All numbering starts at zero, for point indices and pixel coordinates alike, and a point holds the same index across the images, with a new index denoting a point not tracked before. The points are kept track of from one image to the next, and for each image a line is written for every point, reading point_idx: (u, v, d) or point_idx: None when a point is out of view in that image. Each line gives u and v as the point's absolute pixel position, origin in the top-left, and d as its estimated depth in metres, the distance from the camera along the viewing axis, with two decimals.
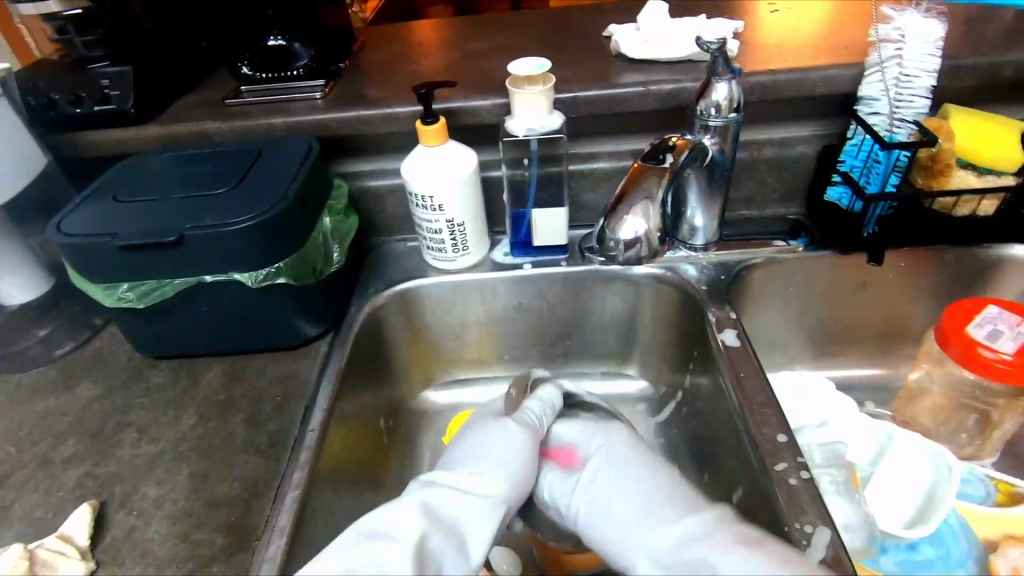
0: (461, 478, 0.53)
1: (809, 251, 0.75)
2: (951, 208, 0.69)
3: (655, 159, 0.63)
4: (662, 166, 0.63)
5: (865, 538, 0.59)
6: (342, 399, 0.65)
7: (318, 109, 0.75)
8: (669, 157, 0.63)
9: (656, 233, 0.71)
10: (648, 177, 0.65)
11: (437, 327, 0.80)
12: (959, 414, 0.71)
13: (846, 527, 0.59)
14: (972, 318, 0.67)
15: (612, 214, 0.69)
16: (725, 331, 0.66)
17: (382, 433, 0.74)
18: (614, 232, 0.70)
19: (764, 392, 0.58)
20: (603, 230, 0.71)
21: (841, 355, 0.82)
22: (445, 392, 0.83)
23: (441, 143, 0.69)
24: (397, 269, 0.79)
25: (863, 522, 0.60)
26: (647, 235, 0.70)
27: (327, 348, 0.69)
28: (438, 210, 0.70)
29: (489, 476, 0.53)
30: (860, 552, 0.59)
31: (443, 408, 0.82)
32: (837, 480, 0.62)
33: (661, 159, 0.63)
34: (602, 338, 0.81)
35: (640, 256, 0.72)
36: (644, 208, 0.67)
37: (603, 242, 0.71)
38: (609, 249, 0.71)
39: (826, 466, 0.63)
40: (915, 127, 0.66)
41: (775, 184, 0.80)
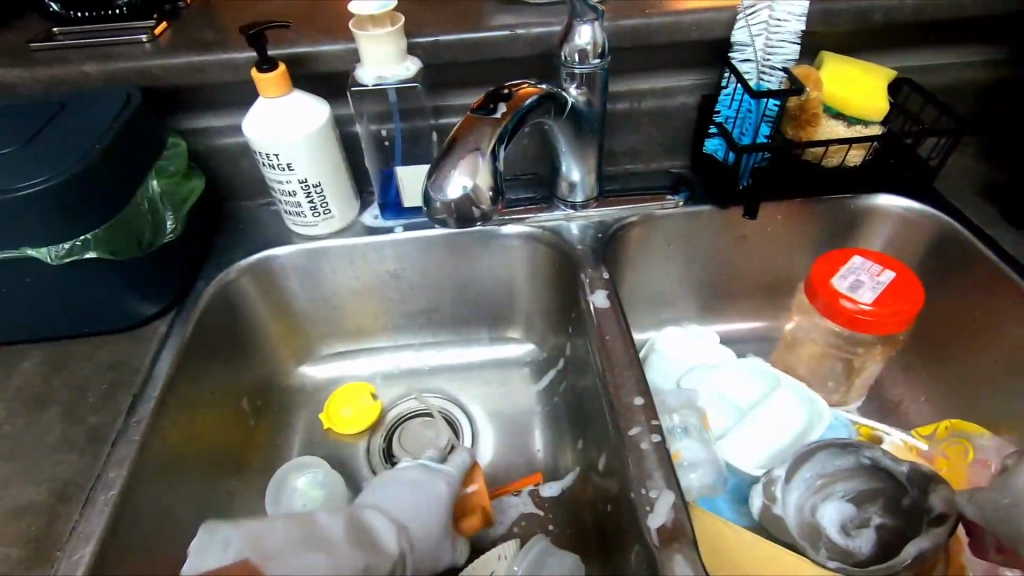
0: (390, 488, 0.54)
1: (689, 205, 0.73)
2: (821, 158, 0.69)
3: (485, 108, 0.51)
4: (496, 116, 0.51)
5: (710, 477, 0.58)
6: (184, 384, 0.59)
7: (143, 55, 0.65)
8: (501, 106, 0.51)
9: (490, 194, 0.51)
10: (479, 124, 0.50)
11: (307, 298, 0.74)
12: (827, 362, 0.72)
13: (692, 466, 0.59)
14: (837, 269, 0.67)
15: (436, 167, 0.50)
16: (597, 291, 0.63)
17: (245, 415, 0.68)
18: (438, 190, 0.50)
19: (628, 354, 0.56)
20: (426, 192, 0.51)
21: (724, 310, 0.82)
22: (323, 366, 0.78)
23: (284, 94, 0.61)
24: (256, 237, 0.72)
25: (710, 461, 0.59)
26: (478, 195, 0.51)
27: (167, 327, 0.62)
28: (289, 169, 0.63)
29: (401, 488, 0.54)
30: (703, 492, 0.58)
31: (322, 385, 0.77)
32: (696, 421, 0.62)
33: (493, 108, 0.51)
34: (485, 304, 0.77)
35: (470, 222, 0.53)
36: (474, 162, 0.50)
37: (427, 207, 0.51)
38: (436, 217, 0.51)
39: (678, 409, 0.64)
40: (785, 75, 0.63)
41: (659, 137, 0.77)
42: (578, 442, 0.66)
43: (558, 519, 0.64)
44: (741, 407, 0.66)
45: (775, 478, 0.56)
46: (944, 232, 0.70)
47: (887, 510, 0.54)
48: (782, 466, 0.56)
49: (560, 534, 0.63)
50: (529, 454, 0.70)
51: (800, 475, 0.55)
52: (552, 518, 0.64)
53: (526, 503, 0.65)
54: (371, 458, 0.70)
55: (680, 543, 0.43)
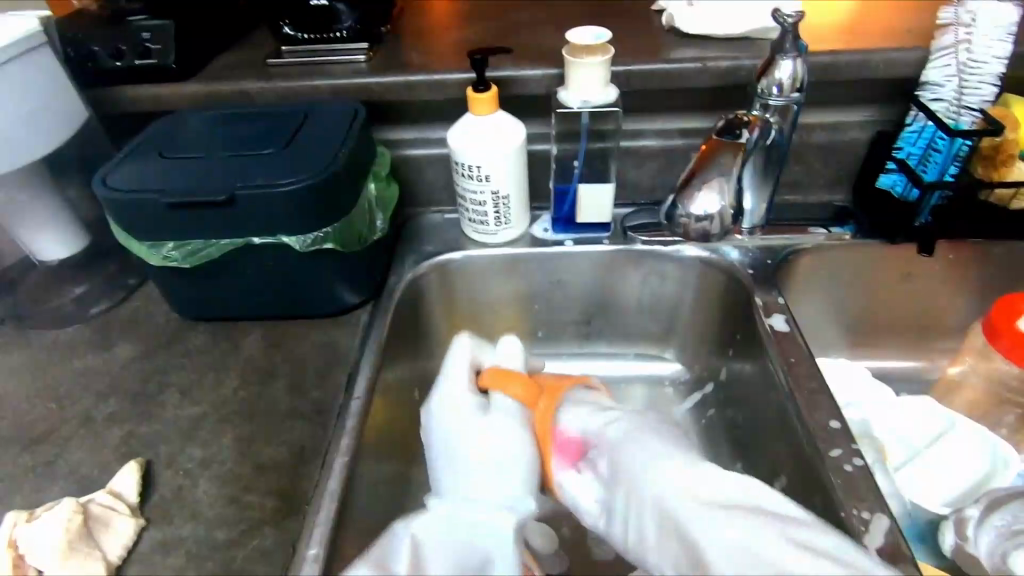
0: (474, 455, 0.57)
1: (856, 238, 0.74)
2: (1007, 201, 0.68)
3: (731, 134, 0.63)
4: (739, 143, 0.63)
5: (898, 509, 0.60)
6: (384, 368, 0.65)
7: (363, 73, 0.73)
8: (744, 133, 0.63)
9: (730, 208, 0.68)
10: (722, 153, 0.64)
11: (474, 301, 0.79)
12: (999, 409, 0.71)
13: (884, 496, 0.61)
14: (1023, 312, 0.66)
15: (684, 188, 0.68)
16: (774, 315, 0.65)
17: (418, 405, 0.74)
18: (684, 207, 0.68)
19: (816, 378, 0.58)
20: (673, 206, 0.70)
21: (878, 345, 0.81)
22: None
23: (491, 112, 0.67)
24: (436, 242, 0.78)
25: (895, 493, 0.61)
26: (719, 211, 0.68)
27: (368, 317, 0.68)
28: (485, 181, 0.69)
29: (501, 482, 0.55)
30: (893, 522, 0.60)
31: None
32: (878, 454, 0.63)
33: (737, 135, 0.63)
34: (638, 320, 0.80)
35: (711, 231, 0.70)
36: (719, 183, 0.66)
37: (673, 219, 0.70)
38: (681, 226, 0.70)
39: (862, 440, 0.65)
40: (979, 115, 0.64)
41: (824, 170, 0.78)
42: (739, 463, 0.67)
43: None
44: (919, 446, 0.66)
45: (967, 518, 0.57)
46: None
47: None
48: (975, 508, 0.57)
49: None
50: None
51: (990, 523, 0.56)
52: None
53: None
54: None
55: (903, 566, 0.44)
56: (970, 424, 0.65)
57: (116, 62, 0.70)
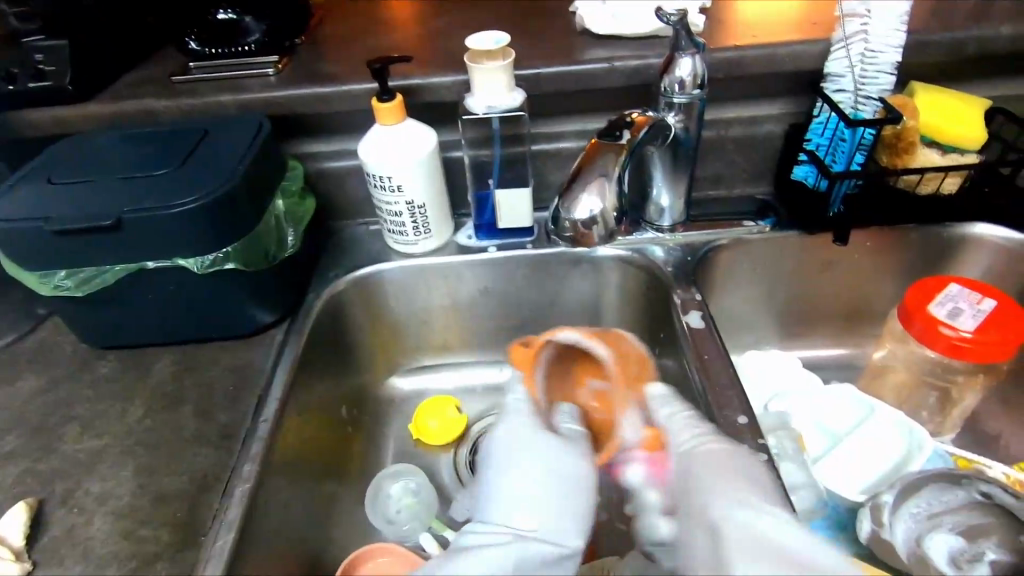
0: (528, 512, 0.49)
1: (776, 231, 0.74)
2: (914, 186, 0.69)
3: (612, 134, 0.57)
4: (620, 143, 0.57)
5: (811, 500, 0.61)
6: (299, 387, 0.63)
7: (271, 87, 0.71)
8: (626, 133, 0.57)
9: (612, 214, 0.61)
10: (604, 153, 0.57)
11: (401, 314, 0.78)
12: (920, 391, 0.72)
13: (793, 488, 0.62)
14: (933, 296, 0.67)
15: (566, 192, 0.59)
16: (690, 313, 0.65)
17: (345, 422, 0.72)
18: (568, 212, 0.60)
19: (727, 373, 0.58)
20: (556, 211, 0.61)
21: (808, 335, 0.82)
22: (415, 380, 0.81)
23: (398, 121, 0.66)
24: (358, 254, 0.76)
25: (810, 484, 0.62)
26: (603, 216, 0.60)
27: (284, 336, 0.66)
28: (397, 192, 0.68)
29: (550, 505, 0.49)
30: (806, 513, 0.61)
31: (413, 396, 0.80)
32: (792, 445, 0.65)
33: (619, 135, 0.57)
34: (570, 322, 0.79)
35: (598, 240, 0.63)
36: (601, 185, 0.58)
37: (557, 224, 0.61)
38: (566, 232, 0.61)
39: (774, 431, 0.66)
40: (881, 105, 0.65)
41: (743, 165, 0.79)
42: None
43: None
44: (837, 432, 0.67)
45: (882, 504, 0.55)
46: None
47: (1003, 545, 0.54)
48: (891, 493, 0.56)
49: None
50: None
51: (904, 509, 0.56)
52: None
53: None
54: (457, 467, 0.73)
55: None
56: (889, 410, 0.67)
57: (8, 85, 0.67)
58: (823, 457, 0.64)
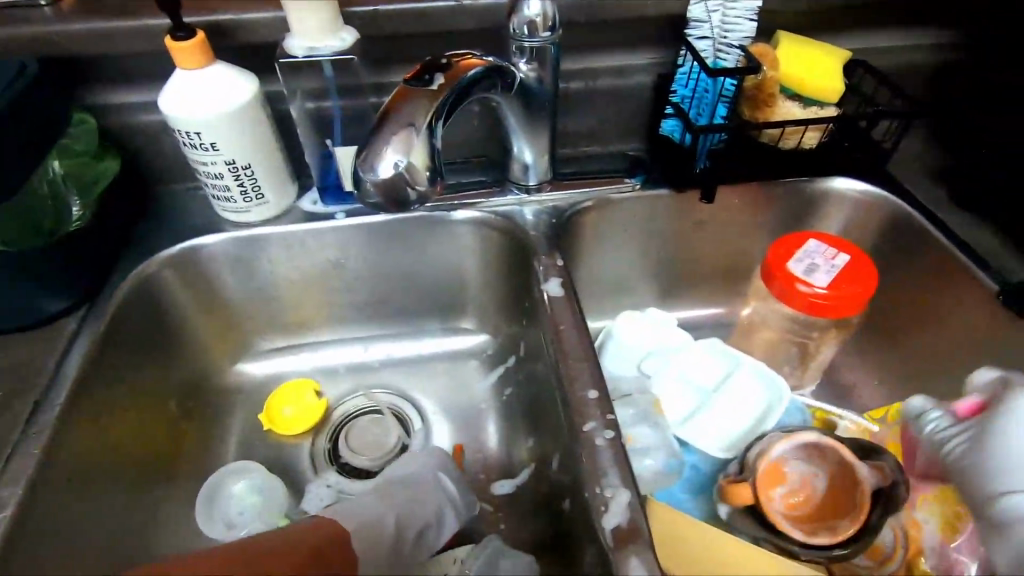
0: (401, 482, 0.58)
1: (646, 189, 0.71)
2: (777, 141, 0.67)
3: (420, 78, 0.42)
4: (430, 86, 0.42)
5: (666, 462, 0.60)
6: (96, 386, 0.54)
7: (40, 19, 0.57)
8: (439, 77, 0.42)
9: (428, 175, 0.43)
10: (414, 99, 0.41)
11: (241, 292, 0.68)
12: (783, 347, 0.72)
13: (646, 452, 0.60)
14: (794, 253, 0.66)
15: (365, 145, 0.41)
16: (550, 280, 0.60)
17: (174, 418, 0.63)
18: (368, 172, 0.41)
19: (582, 345, 0.54)
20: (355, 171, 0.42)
21: (683, 294, 0.80)
22: (266, 364, 0.73)
23: (202, 65, 0.55)
24: (181, 225, 0.65)
25: (665, 445, 0.61)
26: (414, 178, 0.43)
27: (76, 326, 0.55)
28: (212, 149, 0.58)
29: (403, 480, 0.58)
30: (662, 476, 0.60)
31: (264, 383, 0.71)
32: (650, 407, 0.63)
33: (429, 80, 0.43)
34: (437, 293, 0.73)
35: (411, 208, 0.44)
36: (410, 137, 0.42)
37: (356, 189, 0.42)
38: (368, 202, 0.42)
39: (634, 394, 0.64)
40: (741, 53, 0.62)
41: (615, 119, 0.74)
42: (532, 439, 0.64)
43: (516, 511, 0.61)
44: (703, 389, 0.66)
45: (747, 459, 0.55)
46: (897, 216, 0.70)
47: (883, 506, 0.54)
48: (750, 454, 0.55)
49: (511, 533, 0.60)
50: (482, 445, 0.67)
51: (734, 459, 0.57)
52: (510, 511, 0.62)
53: (478, 500, 0.63)
54: (315, 459, 0.66)
55: (636, 545, 0.41)
56: (753, 363, 0.67)
57: None
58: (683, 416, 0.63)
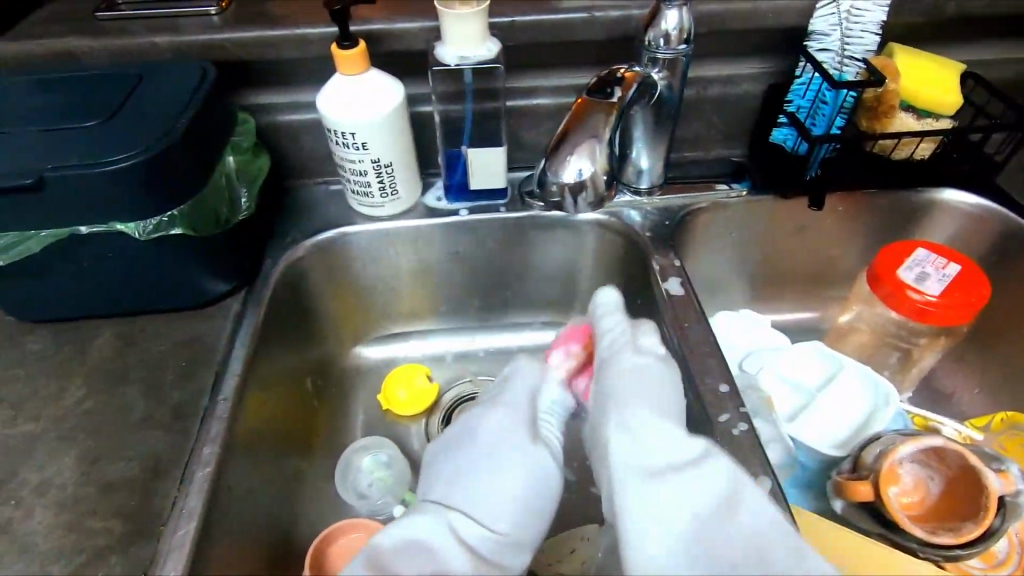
0: (483, 492, 0.45)
1: (753, 194, 0.73)
2: (890, 151, 0.69)
3: (601, 91, 0.48)
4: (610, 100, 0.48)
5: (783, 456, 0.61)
6: (259, 361, 0.59)
7: (211, 28, 0.63)
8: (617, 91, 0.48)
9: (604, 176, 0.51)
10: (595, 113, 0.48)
11: (366, 280, 0.73)
12: (883, 352, 0.74)
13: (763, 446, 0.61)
14: (902, 260, 0.68)
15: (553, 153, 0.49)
16: (669, 279, 0.64)
17: (310, 394, 0.69)
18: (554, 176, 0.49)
19: (707, 341, 0.57)
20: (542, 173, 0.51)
21: (777, 298, 0.82)
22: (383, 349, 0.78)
23: (363, 72, 0.60)
24: (319, 217, 0.71)
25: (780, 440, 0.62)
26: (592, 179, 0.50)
27: (239, 307, 0.61)
28: (362, 149, 0.63)
29: (503, 490, 0.45)
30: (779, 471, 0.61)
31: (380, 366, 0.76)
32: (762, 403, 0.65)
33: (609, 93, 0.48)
34: (544, 288, 0.77)
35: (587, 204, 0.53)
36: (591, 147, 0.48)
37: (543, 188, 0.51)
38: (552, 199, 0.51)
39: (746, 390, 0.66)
40: (863, 66, 0.64)
41: (721, 125, 0.76)
42: None
43: None
44: (808, 389, 0.68)
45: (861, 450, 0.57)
46: (1008, 227, 0.70)
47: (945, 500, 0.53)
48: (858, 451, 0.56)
49: None
50: None
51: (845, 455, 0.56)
52: None
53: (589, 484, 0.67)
54: (429, 437, 0.70)
55: None
56: (858, 365, 0.68)
57: None
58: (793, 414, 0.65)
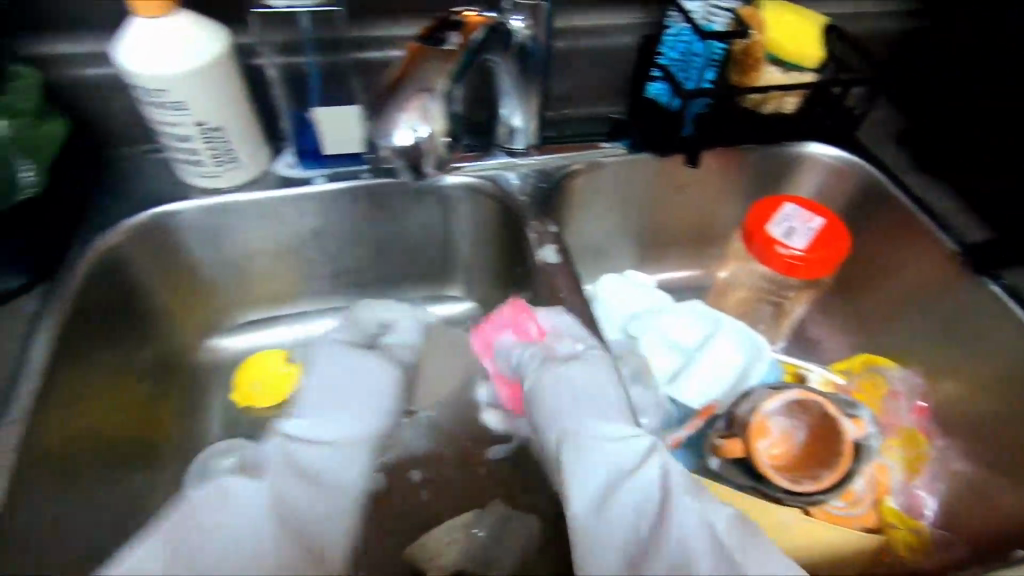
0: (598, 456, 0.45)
1: (630, 153, 0.70)
2: (759, 105, 0.69)
3: (434, 38, 0.42)
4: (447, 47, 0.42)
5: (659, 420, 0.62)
6: (66, 368, 0.50)
7: None
8: (454, 36, 0.42)
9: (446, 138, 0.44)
10: (429, 61, 0.41)
11: (213, 263, 0.64)
12: (758, 306, 0.76)
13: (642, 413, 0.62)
14: (772, 216, 0.68)
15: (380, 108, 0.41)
16: (545, 247, 0.60)
17: (149, 398, 0.60)
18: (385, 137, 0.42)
19: (582, 311, 0.55)
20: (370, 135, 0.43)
21: (663, 258, 0.81)
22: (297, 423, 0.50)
23: (165, 15, 0.50)
24: (142, 193, 0.60)
25: (657, 406, 0.63)
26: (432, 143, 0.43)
27: (37, 307, 0.51)
28: (180, 109, 0.53)
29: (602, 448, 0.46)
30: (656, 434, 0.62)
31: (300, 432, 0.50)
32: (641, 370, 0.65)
33: (444, 39, 0.42)
34: (421, 261, 0.71)
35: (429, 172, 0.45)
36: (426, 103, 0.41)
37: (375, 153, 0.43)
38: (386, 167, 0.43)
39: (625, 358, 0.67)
40: (731, 16, 0.62)
41: (598, 80, 0.73)
42: None
43: (512, 474, 0.63)
44: (686, 348, 0.68)
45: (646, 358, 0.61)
46: (867, 180, 0.73)
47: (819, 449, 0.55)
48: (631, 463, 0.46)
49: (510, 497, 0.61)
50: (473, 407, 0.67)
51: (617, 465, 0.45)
52: (505, 473, 0.63)
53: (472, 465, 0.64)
54: None
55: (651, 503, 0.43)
56: (735, 321, 0.69)
57: None
58: (669, 377, 0.66)
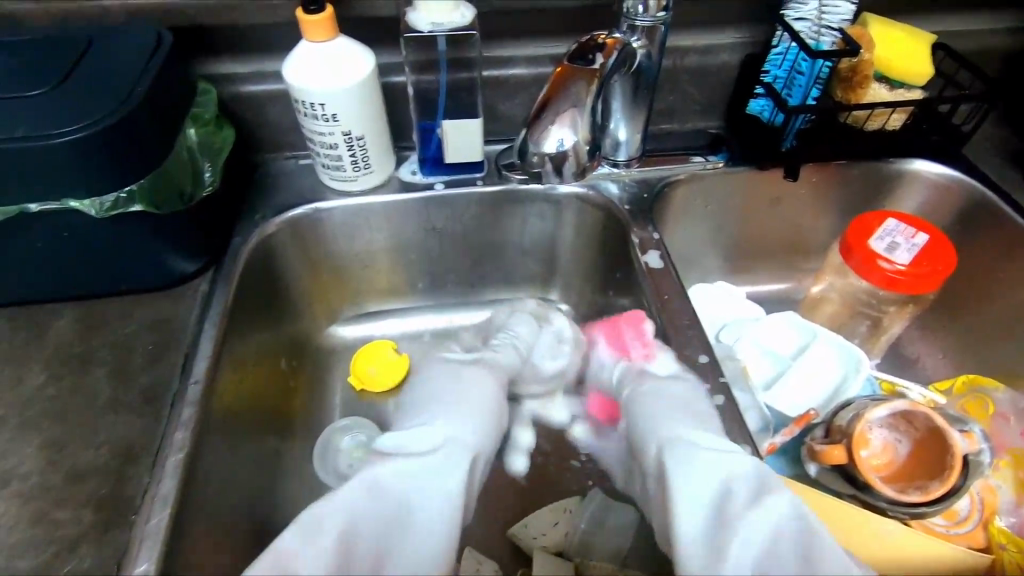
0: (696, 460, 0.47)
1: (729, 166, 0.73)
2: (862, 122, 0.70)
3: (584, 58, 0.47)
4: (592, 69, 0.47)
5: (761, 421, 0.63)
6: (233, 341, 0.58)
7: None
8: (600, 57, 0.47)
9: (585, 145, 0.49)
10: (576, 80, 0.47)
11: (341, 257, 0.72)
12: (853, 320, 0.76)
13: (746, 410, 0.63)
14: (874, 230, 0.69)
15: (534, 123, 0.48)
16: (648, 252, 0.64)
17: (285, 374, 0.67)
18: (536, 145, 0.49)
19: (688, 314, 0.58)
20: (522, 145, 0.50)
21: (753, 269, 0.83)
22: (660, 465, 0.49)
23: (329, 38, 0.57)
24: (288, 193, 0.68)
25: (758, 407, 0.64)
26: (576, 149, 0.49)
27: (210, 287, 0.59)
28: (332, 121, 0.60)
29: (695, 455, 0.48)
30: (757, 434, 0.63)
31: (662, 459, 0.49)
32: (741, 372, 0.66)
33: (591, 59, 0.47)
34: (522, 263, 0.76)
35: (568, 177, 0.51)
36: (574, 116, 0.48)
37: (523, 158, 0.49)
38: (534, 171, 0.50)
39: (725, 358, 0.68)
40: (838, 35, 0.64)
41: (698, 96, 0.76)
42: None
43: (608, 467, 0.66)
44: (781, 357, 0.69)
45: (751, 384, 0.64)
46: (974, 198, 0.72)
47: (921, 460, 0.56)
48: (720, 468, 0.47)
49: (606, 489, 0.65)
50: None
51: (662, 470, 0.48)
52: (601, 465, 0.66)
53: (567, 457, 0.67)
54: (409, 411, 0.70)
55: None
56: (831, 334, 0.70)
57: None
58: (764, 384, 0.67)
